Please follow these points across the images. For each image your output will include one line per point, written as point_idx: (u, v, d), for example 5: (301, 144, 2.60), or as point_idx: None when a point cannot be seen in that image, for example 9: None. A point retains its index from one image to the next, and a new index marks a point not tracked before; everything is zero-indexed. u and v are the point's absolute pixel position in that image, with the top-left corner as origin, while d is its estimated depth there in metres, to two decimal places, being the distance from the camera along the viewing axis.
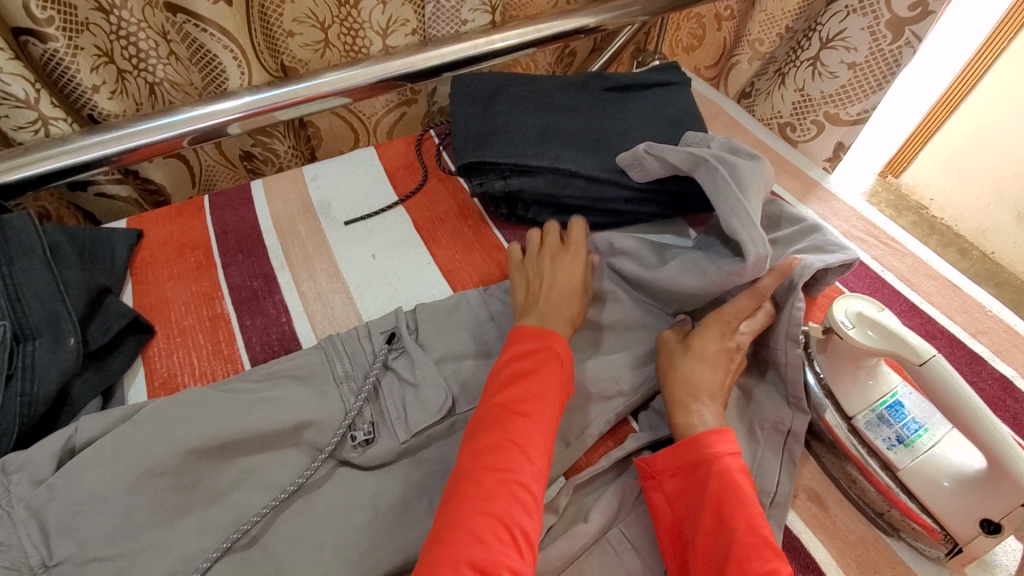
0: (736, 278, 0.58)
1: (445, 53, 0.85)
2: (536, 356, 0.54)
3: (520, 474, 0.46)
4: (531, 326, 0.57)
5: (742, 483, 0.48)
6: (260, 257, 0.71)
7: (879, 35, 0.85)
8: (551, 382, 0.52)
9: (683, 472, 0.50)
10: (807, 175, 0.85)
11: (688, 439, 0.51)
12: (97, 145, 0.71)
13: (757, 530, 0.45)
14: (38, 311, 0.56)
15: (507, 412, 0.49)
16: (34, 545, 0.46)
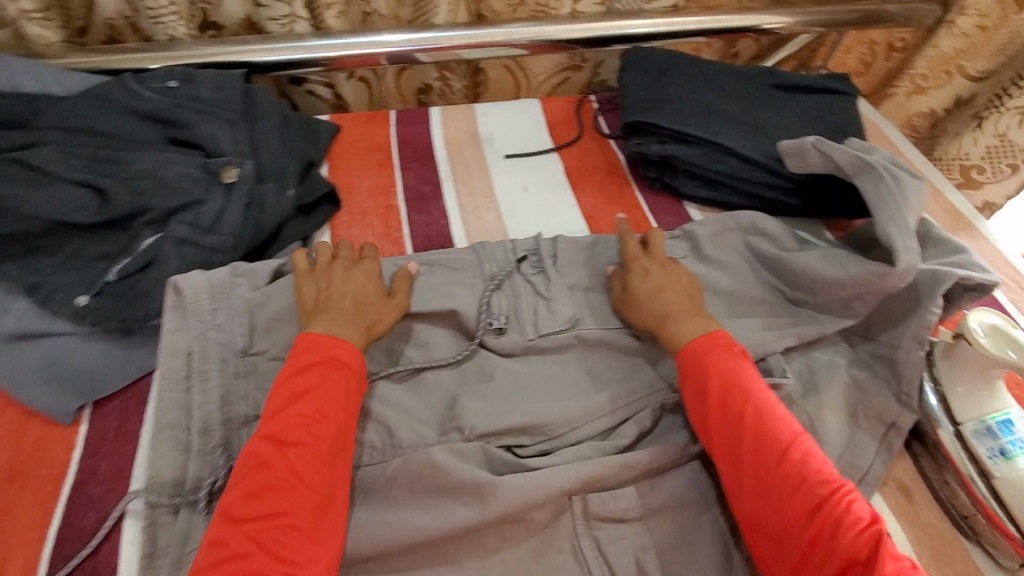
0: (879, 281, 0.60)
1: (625, 25, 0.92)
2: (312, 377, 0.51)
3: (288, 511, 0.44)
4: (320, 334, 0.54)
5: (742, 367, 0.54)
6: (432, 168, 0.82)
7: None
8: (333, 401, 0.50)
9: (690, 373, 0.55)
10: (959, 210, 0.84)
11: (685, 347, 0.57)
12: (321, 48, 0.84)
13: (765, 406, 0.52)
14: (270, 163, 0.69)
15: (276, 445, 0.47)
16: (241, 333, 0.58)
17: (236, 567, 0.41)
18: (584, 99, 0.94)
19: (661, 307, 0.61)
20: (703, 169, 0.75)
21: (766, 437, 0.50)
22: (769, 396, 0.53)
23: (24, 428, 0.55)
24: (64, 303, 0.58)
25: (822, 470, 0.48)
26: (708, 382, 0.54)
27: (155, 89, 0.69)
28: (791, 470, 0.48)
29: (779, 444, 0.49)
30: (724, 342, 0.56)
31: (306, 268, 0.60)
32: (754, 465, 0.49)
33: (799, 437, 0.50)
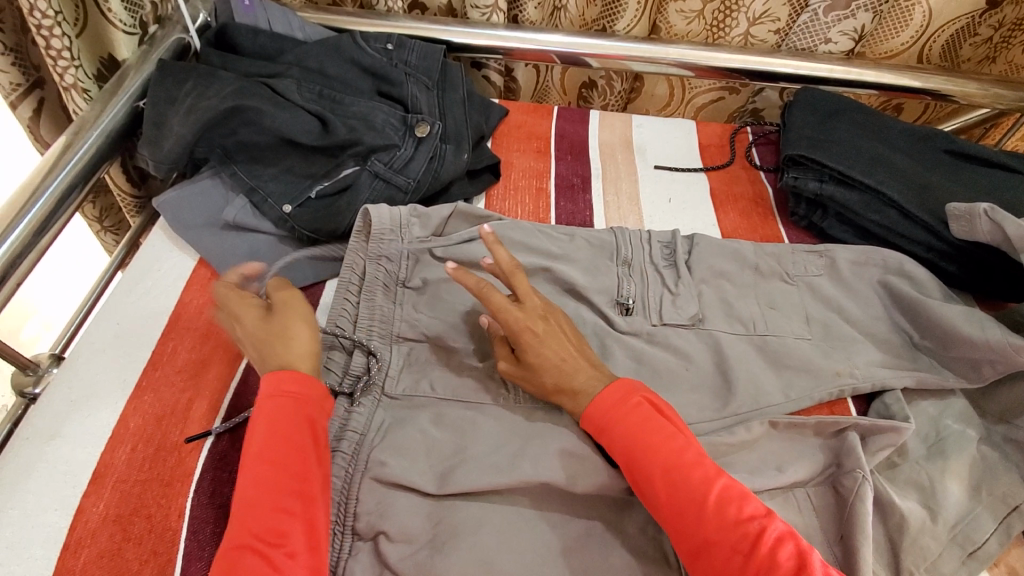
0: (1015, 353, 0.61)
1: (798, 65, 0.94)
2: (266, 424, 0.48)
3: (273, 557, 0.43)
4: (286, 370, 0.51)
5: (642, 420, 0.52)
6: (584, 163, 0.88)
7: None
8: (282, 442, 0.48)
9: (604, 427, 0.53)
10: None
11: (595, 402, 0.54)
12: (509, 39, 0.94)
13: (671, 461, 0.49)
14: (452, 128, 0.78)
15: (246, 494, 0.45)
16: (407, 265, 0.67)
17: None
18: (739, 129, 0.95)
19: (556, 379, 0.55)
20: (857, 216, 0.75)
21: (682, 499, 0.48)
22: (676, 445, 0.50)
23: (222, 300, 0.66)
24: (273, 207, 0.68)
25: (742, 520, 0.46)
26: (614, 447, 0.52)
27: (376, 48, 0.80)
28: (710, 531, 0.46)
29: (694, 503, 0.47)
30: (619, 393, 0.54)
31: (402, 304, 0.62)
32: (682, 530, 0.47)
33: (714, 486, 0.47)
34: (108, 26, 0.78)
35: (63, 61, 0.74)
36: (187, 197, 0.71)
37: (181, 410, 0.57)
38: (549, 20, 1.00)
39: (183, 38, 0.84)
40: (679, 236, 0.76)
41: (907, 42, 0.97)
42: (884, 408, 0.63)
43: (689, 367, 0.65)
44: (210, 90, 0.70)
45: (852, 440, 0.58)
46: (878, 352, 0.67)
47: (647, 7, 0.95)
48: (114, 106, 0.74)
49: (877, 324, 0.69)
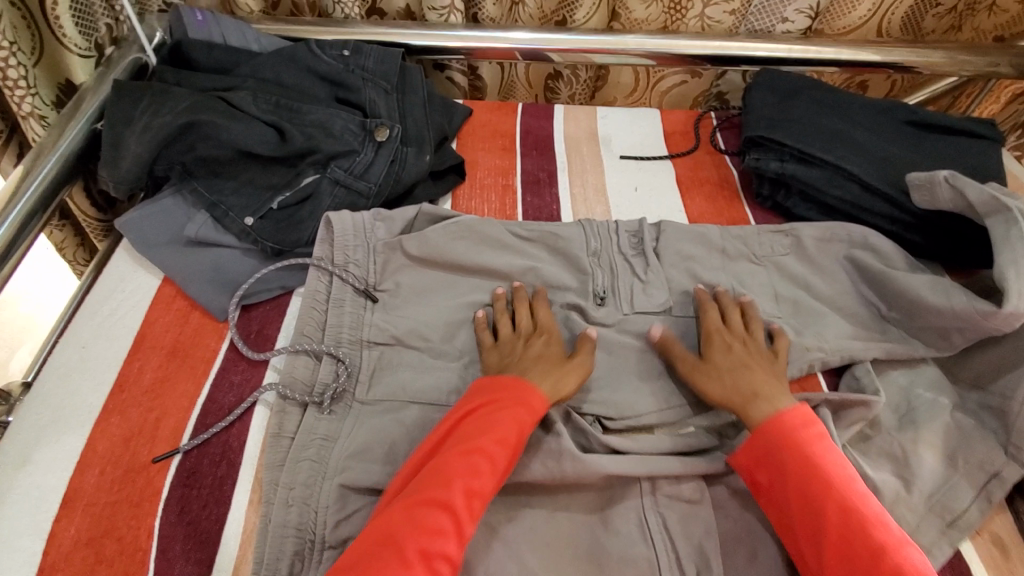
0: (981, 321, 0.60)
1: (758, 47, 0.94)
2: (490, 408, 0.53)
3: (452, 530, 0.46)
4: (499, 375, 0.57)
5: (828, 457, 0.52)
6: (549, 158, 0.88)
7: None
8: (503, 442, 0.51)
9: (777, 454, 0.53)
10: None
11: (777, 426, 0.54)
12: (469, 39, 0.94)
13: (852, 504, 0.49)
14: (413, 130, 0.78)
15: (459, 465, 0.49)
16: (374, 270, 0.66)
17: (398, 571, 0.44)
18: (703, 114, 0.96)
19: (747, 384, 0.58)
20: (821, 192, 0.75)
21: (858, 541, 0.47)
22: (862, 493, 0.50)
23: (188, 317, 0.66)
24: (234, 220, 0.68)
25: None
26: (793, 465, 0.52)
27: (332, 56, 0.80)
28: None
29: (868, 552, 0.47)
30: (811, 421, 0.55)
31: (489, 341, 0.62)
32: (840, 568, 0.47)
33: (897, 546, 0.47)
34: (64, 51, 0.78)
35: (19, 90, 0.74)
36: (148, 215, 0.70)
37: (148, 431, 0.56)
38: (508, 16, 1.00)
39: (141, 57, 0.83)
40: (647, 224, 0.76)
41: (865, 16, 0.97)
42: (854, 381, 0.63)
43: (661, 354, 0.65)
44: (165, 107, 0.69)
45: (823, 417, 0.58)
46: (848, 326, 0.67)
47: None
48: (72, 130, 0.73)
49: (845, 298, 0.69)
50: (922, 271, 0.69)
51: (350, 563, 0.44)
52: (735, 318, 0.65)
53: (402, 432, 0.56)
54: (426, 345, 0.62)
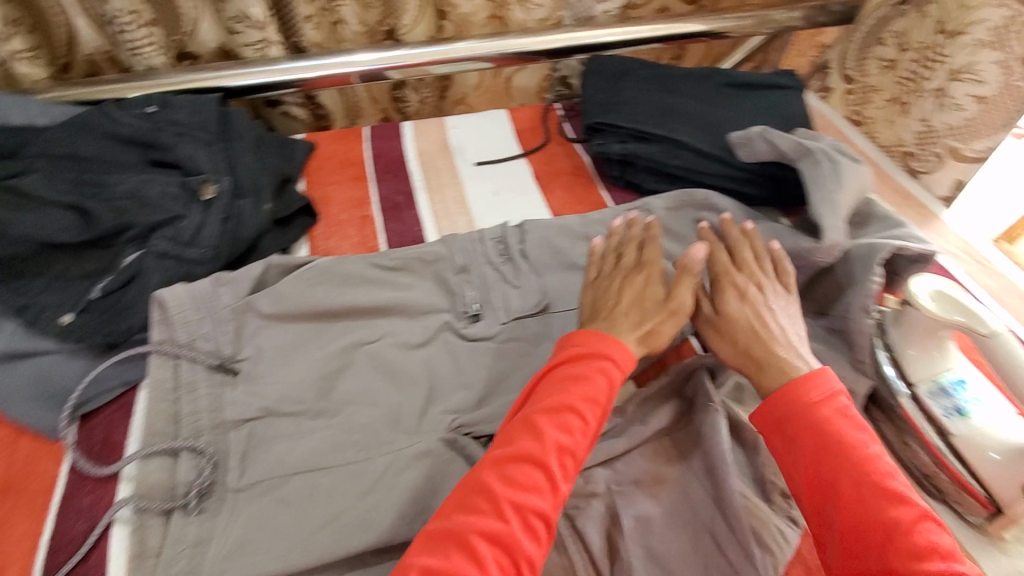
0: (809, 255, 0.66)
1: (584, 36, 0.98)
2: (577, 364, 0.54)
3: (545, 484, 0.47)
4: (598, 330, 0.58)
5: (840, 424, 0.50)
6: (403, 178, 0.85)
7: (1012, 69, 0.80)
8: (592, 397, 0.52)
9: (784, 422, 0.52)
10: (920, 203, 0.89)
11: (789, 389, 0.53)
12: (296, 70, 0.89)
13: (865, 474, 0.47)
14: (247, 179, 0.72)
15: (551, 419, 0.50)
16: (229, 341, 0.60)
17: (490, 526, 0.44)
18: (549, 107, 0.98)
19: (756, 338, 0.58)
20: (662, 165, 0.79)
21: (862, 509, 0.45)
22: (879, 465, 0.47)
23: (12, 446, 0.56)
24: (48, 322, 0.59)
25: (935, 564, 0.41)
26: (800, 433, 0.50)
27: (135, 115, 0.72)
28: (890, 558, 0.42)
29: (881, 528, 0.44)
30: (826, 388, 0.52)
31: (592, 276, 0.65)
32: (850, 543, 0.44)
33: (912, 520, 0.44)
34: None
35: None
36: None
37: None
38: (334, 40, 0.96)
39: None
40: (510, 227, 0.77)
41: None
42: None
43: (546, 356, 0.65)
44: None
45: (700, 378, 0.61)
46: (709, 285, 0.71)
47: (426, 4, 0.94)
48: None
49: None
50: (759, 219, 0.75)
51: (442, 526, 0.44)
52: (744, 249, 0.65)
53: (287, 510, 0.51)
54: (299, 408, 0.58)
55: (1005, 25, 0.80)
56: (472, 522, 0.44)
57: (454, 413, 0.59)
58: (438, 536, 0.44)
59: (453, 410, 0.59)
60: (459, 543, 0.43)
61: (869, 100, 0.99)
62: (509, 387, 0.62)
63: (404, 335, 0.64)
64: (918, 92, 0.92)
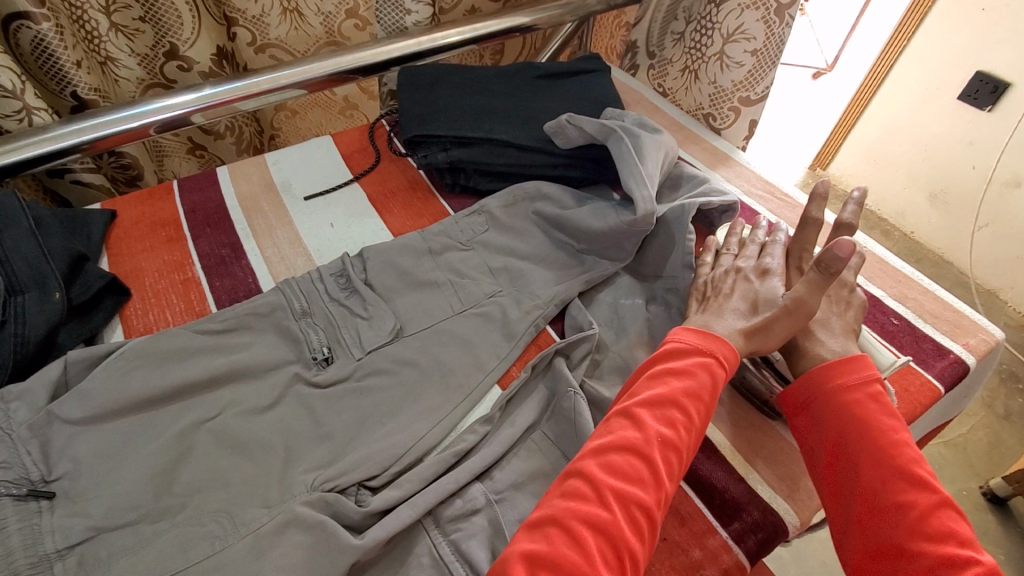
0: (632, 227, 0.71)
1: (394, 48, 0.96)
2: (690, 361, 0.58)
3: (645, 477, 0.50)
4: (711, 329, 0.61)
5: (870, 409, 0.56)
6: (227, 229, 0.79)
7: (771, 22, 0.90)
8: (704, 391, 0.56)
9: (810, 404, 0.59)
10: (730, 155, 0.97)
11: (820, 370, 0.60)
12: (72, 134, 0.78)
13: (890, 454, 0.53)
14: (25, 270, 0.62)
15: (649, 416, 0.53)
16: (34, 462, 0.52)
17: (596, 517, 0.47)
18: (374, 125, 0.96)
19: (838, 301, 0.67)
20: (489, 165, 0.81)
21: (879, 488, 0.52)
22: (903, 447, 0.53)
23: None
24: None
25: (944, 541, 0.47)
26: (827, 415, 0.57)
27: None
28: (904, 532, 0.49)
29: (897, 504, 0.50)
30: (860, 374, 0.59)
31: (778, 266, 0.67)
32: (864, 517, 0.51)
33: (926, 501, 0.50)
34: None
35: None
36: None
37: None
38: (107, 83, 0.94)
39: None
40: (350, 257, 0.75)
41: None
42: (574, 320, 0.70)
43: (407, 382, 0.64)
44: None
45: (559, 366, 0.64)
46: (553, 273, 0.74)
47: (201, 21, 0.95)
48: None
49: (544, 249, 0.76)
50: (587, 200, 0.79)
51: (544, 527, 0.47)
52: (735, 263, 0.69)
53: None
54: (137, 514, 0.51)
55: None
56: (576, 509, 0.47)
57: (317, 470, 0.56)
58: (542, 526, 0.47)
59: (315, 467, 0.56)
60: (563, 540, 0.45)
61: (667, 71, 1.11)
62: (374, 425, 0.60)
63: (248, 401, 0.60)
64: (702, 58, 1.02)
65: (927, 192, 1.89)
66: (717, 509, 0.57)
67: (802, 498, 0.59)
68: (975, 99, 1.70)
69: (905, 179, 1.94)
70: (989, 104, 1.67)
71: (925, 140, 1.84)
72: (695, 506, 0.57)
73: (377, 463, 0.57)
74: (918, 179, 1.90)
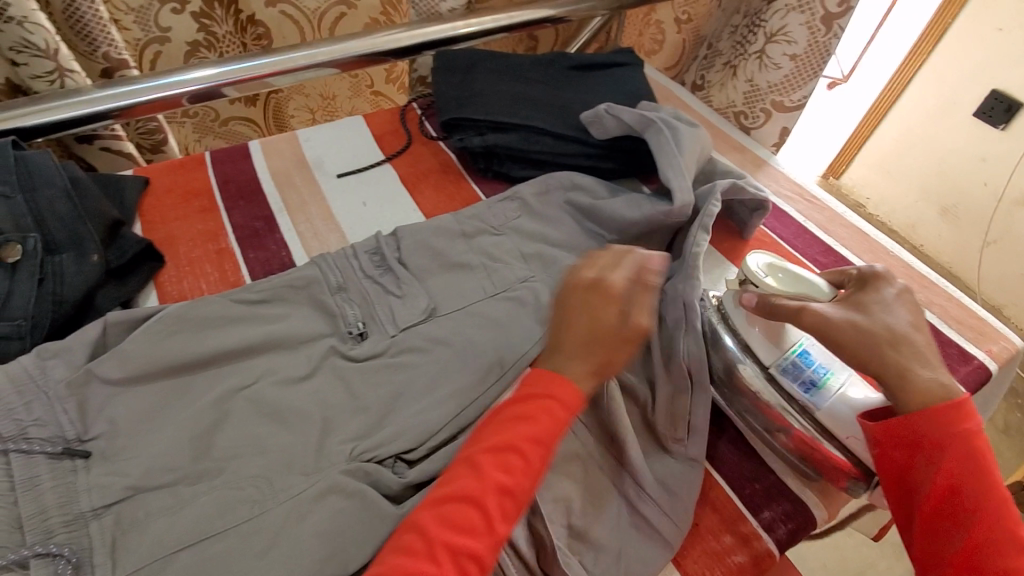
0: (666, 217, 0.71)
1: (427, 32, 0.95)
2: (537, 404, 0.50)
3: (484, 532, 0.45)
4: (548, 369, 0.52)
5: (987, 461, 0.51)
6: (260, 203, 0.79)
7: (815, 28, 0.97)
8: (533, 432, 0.49)
9: (932, 445, 0.51)
10: (758, 155, 0.98)
11: (952, 410, 0.51)
12: (105, 99, 0.78)
13: (995, 514, 0.50)
14: (61, 230, 0.62)
15: (484, 466, 0.47)
16: (70, 421, 0.52)
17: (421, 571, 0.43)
18: (406, 107, 0.95)
19: (905, 339, 0.54)
20: (523, 152, 0.81)
21: (987, 553, 0.49)
22: (1003, 507, 0.51)
23: None
24: None
25: None
26: (952, 461, 0.50)
27: None
28: None
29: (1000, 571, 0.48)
30: (976, 417, 0.52)
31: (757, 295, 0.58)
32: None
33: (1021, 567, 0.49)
34: None
35: None
36: None
37: None
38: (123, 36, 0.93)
39: None
40: (384, 236, 0.75)
41: None
42: None
43: (441, 361, 0.64)
44: None
45: None
46: (585, 262, 0.74)
47: None
48: None
49: (576, 237, 0.76)
50: (619, 192, 0.80)
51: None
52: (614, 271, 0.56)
53: None
54: (175, 476, 0.51)
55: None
56: (406, 568, 0.43)
57: (354, 441, 0.57)
58: None
59: (351, 438, 0.57)
60: None
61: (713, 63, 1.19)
62: (408, 401, 0.61)
63: (285, 371, 0.60)
64: (743, 55, 1.10)
65: (938, 206, 1.92)
66: (746, 498, 0.58)
67: (830, 493, 0.60)
68: (989, 117, 1.72)
69: (917, 190, 1.96)
70: (1004, 122, 1.69)
71: (939, 153, 1.87)
72: (725, 494, 0.58)
73: (412, 437, 0.57)
74: (929, 192, 1.93)
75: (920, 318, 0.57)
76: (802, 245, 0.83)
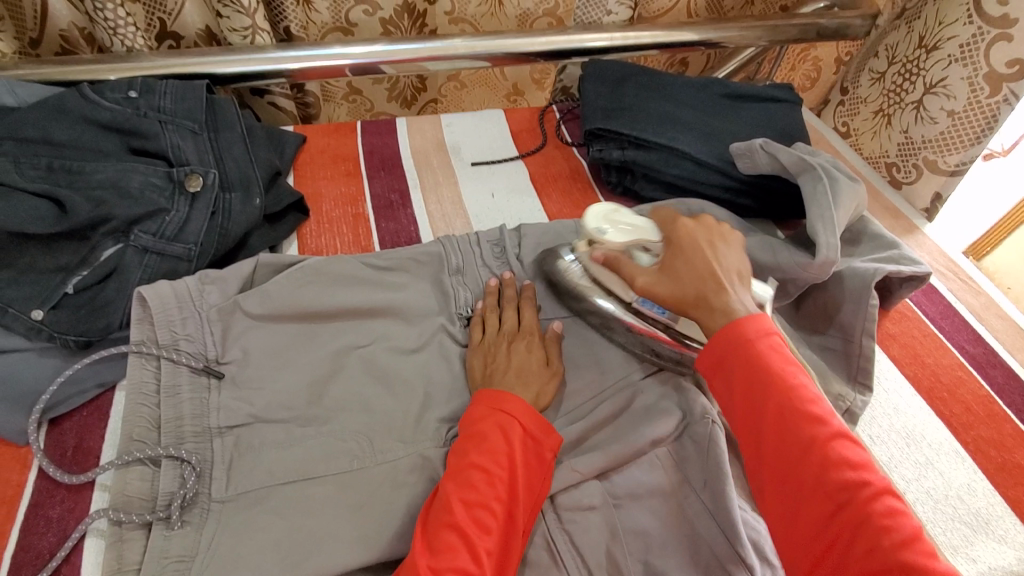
0: (802, 271, 0.66)
1: (584, 39, 0.95)
2: (492, 424, 0.52)
3: (464, 558, 0.43)
4: (501, 391, 0.54)
5: (756, 365, 0.49)
6: (398, 176, 0.83)
7: (976, 87, 0.87)
8: (494, 445, 0.50)
9: (717, 364, 0.51)
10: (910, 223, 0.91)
11: (722, 328, 0.52)
12: (282, 60, 0.85)
13: (791, 414, 0.47)
14: (234, 171, 0.69)
15: (448, 487, 0.47)
16: (213, 342, 0.58)
17: None
18: (546, 109, 0.96)
19: (710, 279, 0.55)
20: (660, 173, 0.80)
21: (799, 456, 0.45)
22: (805, 412, 0.47)
23: None
24: (18, 315, 0.55)
25: (870, 508, 0.41)
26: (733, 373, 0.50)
27: (115, 99, 0.67)
28: (834, 500, 0.42)
29: (817, 469, 0.44)
30: (758, 328, 0.51)
31: (479, 338, 0.62)
32: (780, 484, 0.45)
33: (842, 469, 0.44)
34: None
35: None
36: None
37: None
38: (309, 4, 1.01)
39: None
40: (507, 230, 0.75)
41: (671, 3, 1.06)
42: None
43: None
44: None
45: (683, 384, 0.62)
46: None
47: None
48: None
49: None
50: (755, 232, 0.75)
51: None
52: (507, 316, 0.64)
53: (276, 523, 0.49)
54: (289, 414, 0.55)
55: (971, 44, 0.88)
56: None
57: (450, 421, 0.58)
58: None
59: (449, 419, 0.58)
60: None
61: (858, 110, 1.07)
62: None
63: (399, 340, 0.62)
64: (898, 105, 0.99)
65: None
66: None
67: None
68: None
69: None
70: None
71: None
72: None
73: None
74: None
75: (743, 270, 0.58)
76: (947, 327, 0.76)
